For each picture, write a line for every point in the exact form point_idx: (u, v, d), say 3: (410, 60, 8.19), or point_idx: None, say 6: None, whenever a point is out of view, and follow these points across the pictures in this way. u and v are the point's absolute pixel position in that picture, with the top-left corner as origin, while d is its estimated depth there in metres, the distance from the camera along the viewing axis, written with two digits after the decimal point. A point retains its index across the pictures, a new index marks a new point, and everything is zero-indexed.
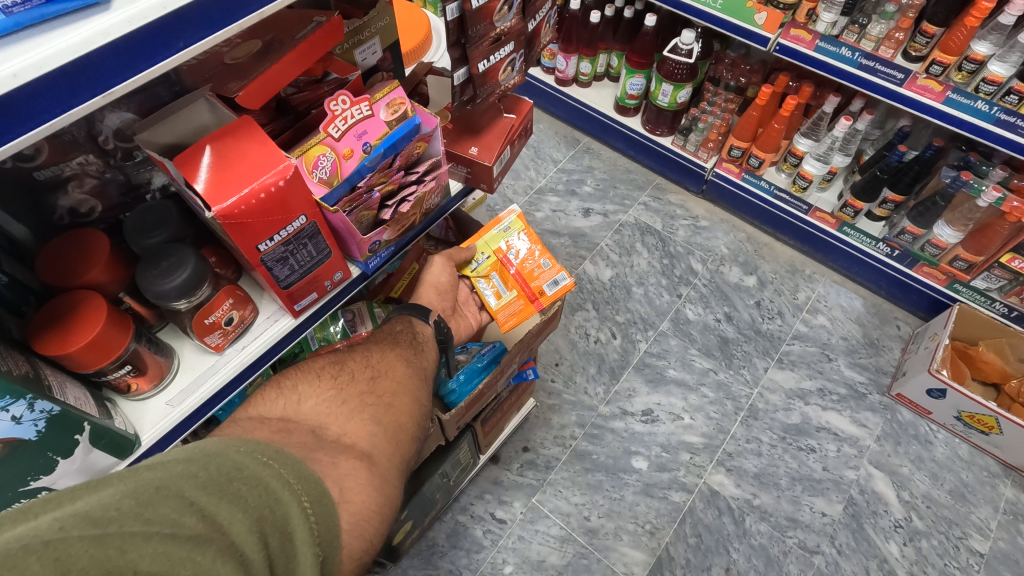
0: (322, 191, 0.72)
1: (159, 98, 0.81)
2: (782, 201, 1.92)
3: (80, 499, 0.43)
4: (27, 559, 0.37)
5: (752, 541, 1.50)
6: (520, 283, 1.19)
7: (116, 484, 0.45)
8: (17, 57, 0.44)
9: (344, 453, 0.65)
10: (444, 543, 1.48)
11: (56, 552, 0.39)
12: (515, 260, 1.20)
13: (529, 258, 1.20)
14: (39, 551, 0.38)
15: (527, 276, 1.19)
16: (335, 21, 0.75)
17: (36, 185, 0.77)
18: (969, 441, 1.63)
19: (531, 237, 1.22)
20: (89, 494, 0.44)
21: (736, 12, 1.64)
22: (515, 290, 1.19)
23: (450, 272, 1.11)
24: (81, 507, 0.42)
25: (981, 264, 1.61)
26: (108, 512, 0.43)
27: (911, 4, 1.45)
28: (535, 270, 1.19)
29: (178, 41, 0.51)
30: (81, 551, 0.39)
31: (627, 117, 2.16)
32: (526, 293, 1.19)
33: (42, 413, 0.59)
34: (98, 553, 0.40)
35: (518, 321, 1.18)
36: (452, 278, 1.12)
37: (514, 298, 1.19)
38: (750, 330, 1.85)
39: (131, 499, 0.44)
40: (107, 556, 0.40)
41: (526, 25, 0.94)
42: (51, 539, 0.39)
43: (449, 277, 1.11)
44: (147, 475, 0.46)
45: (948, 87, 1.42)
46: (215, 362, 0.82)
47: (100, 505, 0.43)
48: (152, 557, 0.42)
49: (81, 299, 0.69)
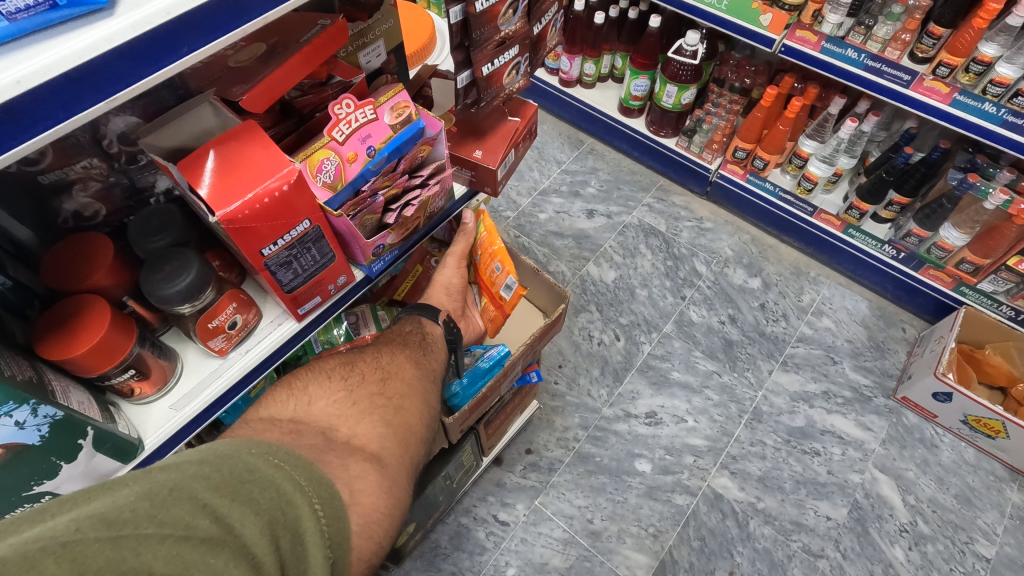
0: (325, 195, 0.72)
1: (162, 102, 0.80)
2: (786, 203, 1.91)
3: (96, 500, 0.43)
4: (45, 560, 0.38)
5: (757, 544, 1.49)
6: (486, 290, 1.19)
7: (130, 485, 0.45)
8: (20, 64, 0.44)
9: (354, 455, 0.64)
10: (446, 545, 1.48)
11: (73, 554, 0.39)
12: (481, 264, 1.17)
13: (488, 260, 1.15)
14: (57, 552, 0.39)
15: (488, 282, 1.17)
16: (339, 25, 0.75)
17: (40, 188, 0.77)
18: (976, 445, 1.62)
19: (489, 237, 1.13)
20: (105, 494, 0.44)
21: (741, 13, 1.63)
22: (486, 295, 1.20)
23: (461, 275, 1.13)
24: (97, 508, 0.42)
25: (987, 267, 1.60)
26: (123, 513, 0.43)
27: (918, 5, 1.43)
28: (492, 275, 1.15)
29: (182, 47, 0.51)
30: (97, 553, 0.40)
31: (630, 119, 2.15)
32: (493, 299, 1.18)
33: (45, 419, 0.59)
34: (114, 555, 0.40)
35: (495, 328, 1.21)
36: (463, 280, 1.13)
37: (487, 303, 1.21)
38: (754, 332, 1.84)
39: (146, 501, 0.44)
40: (122, 558, 0.40)
41: (530, 29, 0.94)
42: (68, 540, 0.39)
43: (460, 280, 1.13)
44: (162, 476, 0.46)
45: (954, 89, 1.41)
46: (218, 366, 0.81)
47: (116, 507, 0.43)
48: (166, 560, 0.42)
49: (85, 302, 0.69)
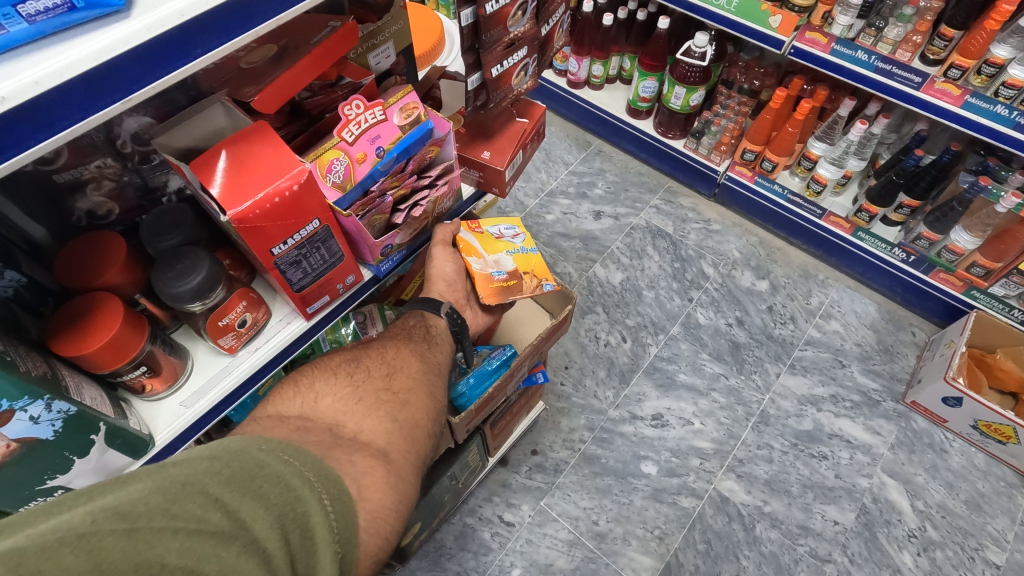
0: (335, 194, 0.72)
1: (175, 102, 0.81)
2: (794, 206, 1.90)
3: (110, 493, 0.44)
4: (62, 551, 0.38)
5: (763, 548, 1.48)
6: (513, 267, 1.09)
7: (143, 480, 0.45)
8: (39, 65, 0.45)
9: (360, 452, 0.65)
10: (451, 545, 1.48)
11: (88, 545, 0.39)
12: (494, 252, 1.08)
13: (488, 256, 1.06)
14: (73, 544, 0.39)
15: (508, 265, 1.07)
16: (350, 26, 0.76)
17: (55, 187, 0.78)
18: (986, 451, 1.60)
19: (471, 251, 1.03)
20: (118, 489, 0.44)
21: (750, 15, 1.63)
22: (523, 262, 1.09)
23: (457, 263, 1.01)
24: (111, 502, 0.43)
25: (998, 270, 1.58)
26: (137, 506, 0.43)
27: (929, 7, 1.42)
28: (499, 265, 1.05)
29: (196, 49, 0.52)
30: (112, 545, 0.40)
31: (638, 120, 2.14)
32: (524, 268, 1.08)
33: (59, 413, 0.60)
34: (128, 547, 0.41)
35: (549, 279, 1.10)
36: (458, 268, 1.01)
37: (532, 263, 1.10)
38: (762, 335, 1.84)
39: (159, 495, 0.44)
40: (136, 550, 0.41)
41: (539, 30, 0.94)
42: (84, 532, 0.40)
43: (455, 266, 1.01)
44: (174, 471, 0.47)
45: (966, 91, 1.39)
46: (228, 363, 0.82)
47: (129, 500, 0.43)
48: (179, 552, 0.42)
49: (99, 299, 0.70)
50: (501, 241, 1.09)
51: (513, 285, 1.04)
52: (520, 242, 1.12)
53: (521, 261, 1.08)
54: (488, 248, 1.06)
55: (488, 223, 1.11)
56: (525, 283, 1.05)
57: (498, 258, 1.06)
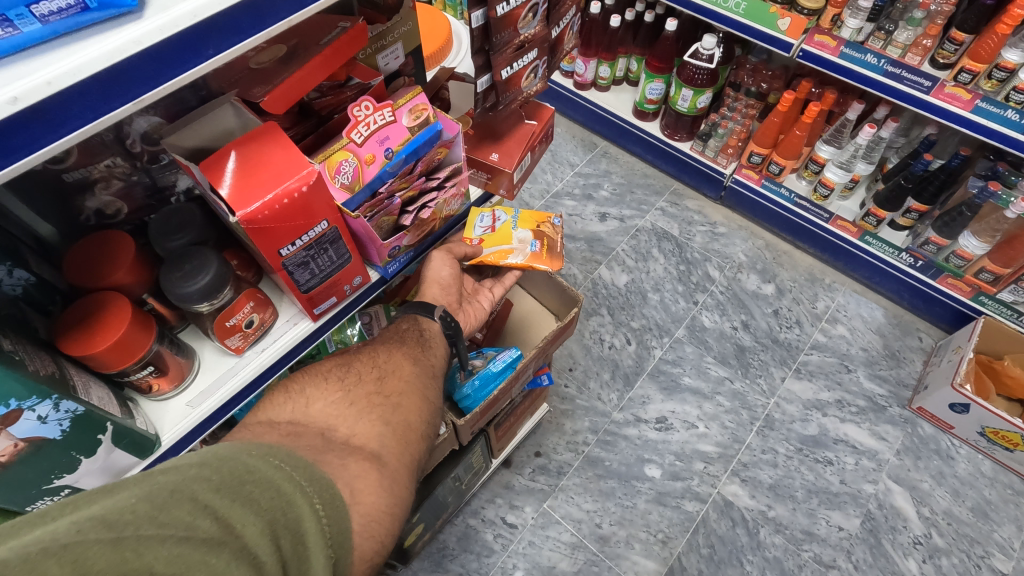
0: (344, 196, 0.72)
1: (185, 102, 0.82)
2: (802, 209, 1.89)
3: (97, 503, 0.44)
4: (46, 562, 0.38)
5: (766, 553, 1.47)
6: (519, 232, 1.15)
7: (131, 487, 0.45)
8: (51, 66, 0.45)
9: (353, 455, 0.65)
10: (454, 546, 1.48)
11: (74, 555, 0.39)
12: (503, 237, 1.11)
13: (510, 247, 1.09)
14: (58, 554, 0.39)
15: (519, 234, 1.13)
16: (360, 26, 0.76)
17: (64, 186, 0.78)
18: (993, 458, 1.59)
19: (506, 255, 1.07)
20: (105, 498, 0.44)
21: (759, 18, 1.62)
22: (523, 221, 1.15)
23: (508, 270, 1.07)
24: (97, 510, 0.43)
25: (1007, 276, 1.56)
26: (124, 514, 0.43)
27: (940, 11, 1.41)
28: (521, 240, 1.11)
29: (208, 49, 0.52)
30: (97, 555, 0.40)
31: (645, 122, 2.13)
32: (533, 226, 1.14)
33: (66, 413, 0.60)
34: (114, 557, 0.40)
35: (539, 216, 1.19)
36: (455, 272, 1.02)
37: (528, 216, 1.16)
38: (767, 338, 1.83)
39: (146, 503, 0.44)
40: (122, 560, 0.40)
41: (549, 32, 0.94)
42: (69, 542, 0.40)
43: (451, 271, 1.02)
44: (161, 479, 0.47)
45: (976, 95, 1.38)
46: (234, 363, 0.82)
47: (116, 509, 0.43)
48: (167, 560, 0.42)
49: (105, 299, 0.70)
50: (502, 228, 1.12)
51: (549, 242, 1.13)
52: (504, 214, 1.15)
53: (527, 221, 1.14)
54: (507, 241, 1.10)
55: (471, 227, 1.10)
56: (549, 231, 1.15)
57: (519, 238, 1.11)
